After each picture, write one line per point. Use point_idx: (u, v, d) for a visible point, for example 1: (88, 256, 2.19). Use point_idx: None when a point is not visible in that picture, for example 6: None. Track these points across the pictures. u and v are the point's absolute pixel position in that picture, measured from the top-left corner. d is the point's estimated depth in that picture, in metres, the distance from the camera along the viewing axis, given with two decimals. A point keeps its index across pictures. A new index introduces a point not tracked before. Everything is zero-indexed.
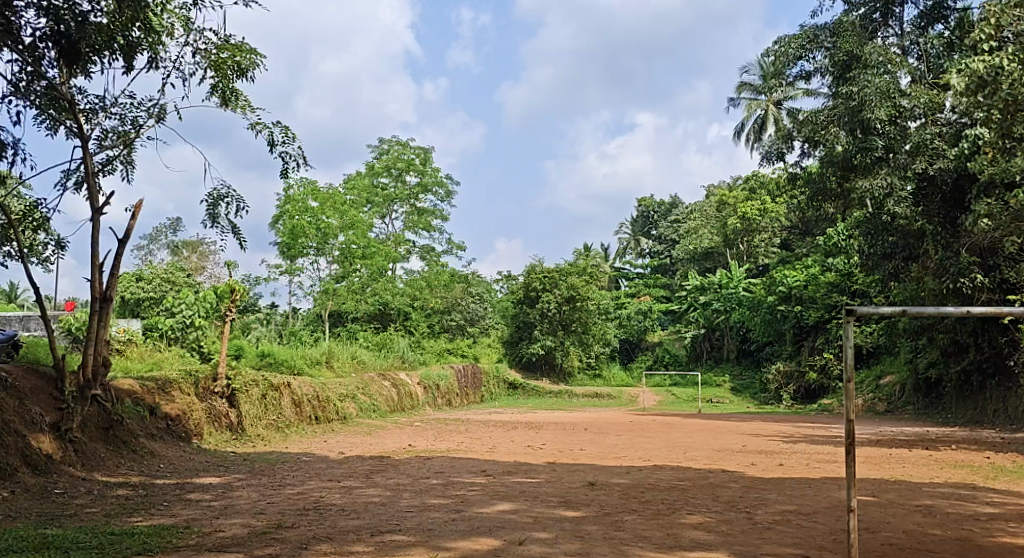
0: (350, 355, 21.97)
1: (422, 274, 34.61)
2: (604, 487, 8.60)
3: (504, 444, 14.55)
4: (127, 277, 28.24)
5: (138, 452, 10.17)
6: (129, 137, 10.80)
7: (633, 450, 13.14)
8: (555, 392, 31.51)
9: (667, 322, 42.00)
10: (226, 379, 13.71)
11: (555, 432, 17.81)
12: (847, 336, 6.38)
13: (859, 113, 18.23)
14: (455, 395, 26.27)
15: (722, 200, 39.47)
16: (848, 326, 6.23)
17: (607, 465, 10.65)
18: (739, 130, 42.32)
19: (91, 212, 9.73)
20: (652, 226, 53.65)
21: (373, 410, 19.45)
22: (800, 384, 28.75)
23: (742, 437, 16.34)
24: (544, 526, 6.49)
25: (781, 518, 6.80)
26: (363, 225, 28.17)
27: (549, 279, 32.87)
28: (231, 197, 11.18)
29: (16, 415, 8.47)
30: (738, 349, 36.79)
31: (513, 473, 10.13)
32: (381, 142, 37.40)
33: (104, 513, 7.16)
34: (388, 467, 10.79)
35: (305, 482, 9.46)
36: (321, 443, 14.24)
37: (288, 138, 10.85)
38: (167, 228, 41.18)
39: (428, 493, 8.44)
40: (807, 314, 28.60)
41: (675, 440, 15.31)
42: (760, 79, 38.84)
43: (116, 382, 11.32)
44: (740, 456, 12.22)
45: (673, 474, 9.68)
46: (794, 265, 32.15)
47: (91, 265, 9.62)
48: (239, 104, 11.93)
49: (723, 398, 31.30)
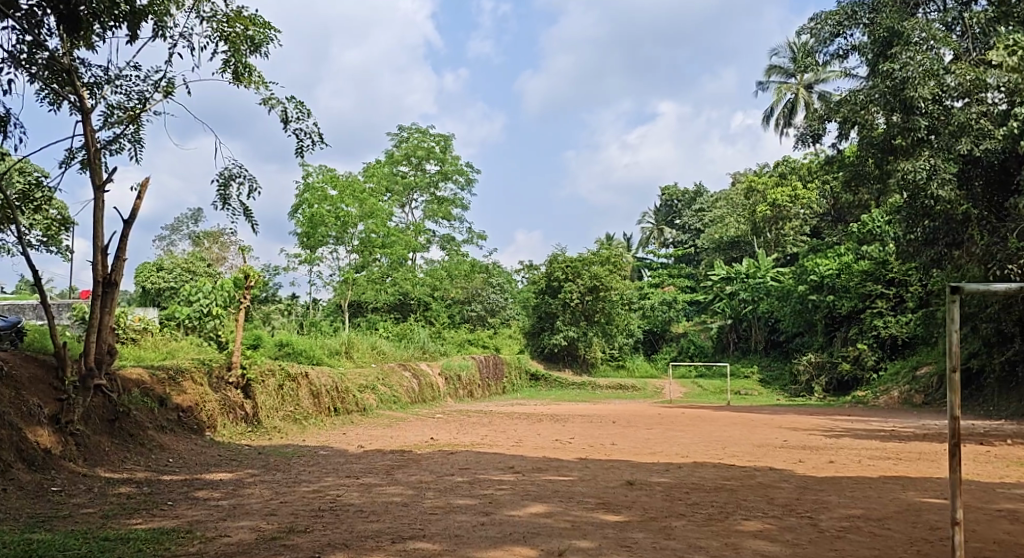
0: (370, 345, 21.37)
1: (442, 264, 34.08)
2: (646, 487, 7.90)
3: (531, 437, 13.88)
4: (147, 266, 27.99)
5: (147, 446, 9.62)
6: (136, 113, 10.23)
7: (668, 445, 12.39)
8: (578, 383, 30.80)
9: (692, 313, 41.18)
10: (241, 368, 13.11)
11: (582, 425, 17.12)
12: (951, 320, 5.68)
13: (900, 92, 17.36)
14: (477, 386, 25.70)
15: (749, 187, 38.57)
16: (954, 309, 5.63)
17: (644, 462, 9.93)
18: (768, 114, 41.44)
19: (94, 191, 9.19)
20: (676, 215, 52.72)
21: (393, 401, 18.84)
22: (832, 376, 27.83)
23: (780, 432, 15.52)
24: (585, 533, 5.82)
25: (852, 526, 6.11)
26: (383, 214, 27.42)
27: (572, 268, 32.14)
28: (243, 176, 10.55)
29: (12, 407, 7.92)
30: (766, 340, 35.93)
31: (543, 469, 9.44)
32: (401, 130, 36.85)
33: (100, 513, 6.60)
34: (410, 462, 10.14)
35: (321, 479, 8.82)
36: (340, 435, 13.62)
37: (302, 113, 10.29)
38: (188, 219, 40.89)
39: (453, 493, 7.77)
40: (839, 304, 27.72)
41: (711, 434, 14.55)
42: (790, 62, 37.84)
43: (124, 371, 10.76)
44: (784, 453, 11.45)
45: (717, 473, 8.96)
46: (826, 253, 31.15)
47: (93, 247, 9.07)
48: (252, 79, 11.28)
49: (751, 390, 30.48)
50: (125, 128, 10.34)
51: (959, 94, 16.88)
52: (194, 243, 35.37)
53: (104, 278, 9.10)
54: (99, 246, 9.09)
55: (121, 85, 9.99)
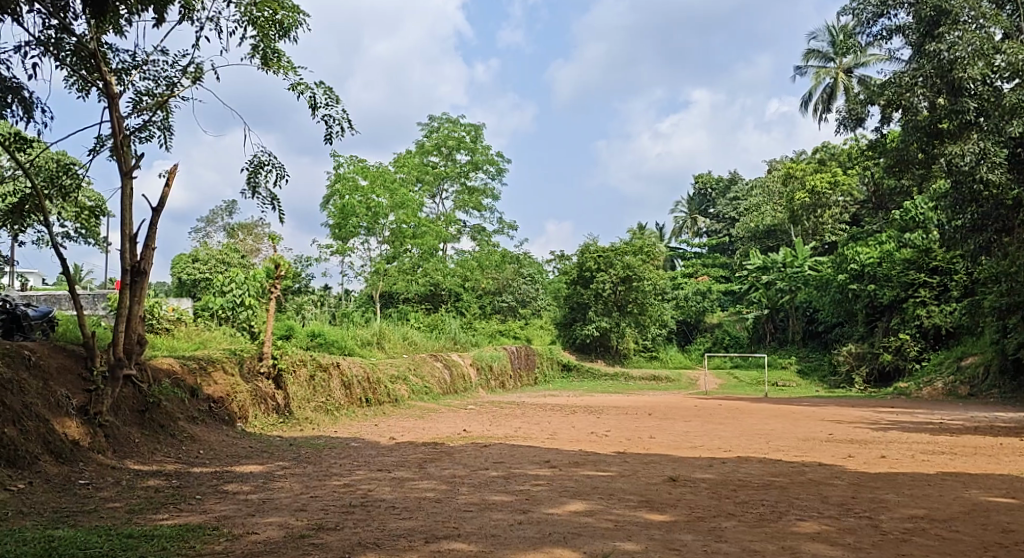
0: (401, 336, 21.21)
1: (473, 254, 33.81)
2: (690, 485, 7.56)
3: (565, 429, 13.57)
4: (182, 257, 28.18)
5: (178, 437, 9.45)
6: (164, 99, 10.06)
7: (708, 438, 12.01)
8: (611, 374, 30.42)
9: (727, 303, 40.57)
10: (272, 359, 12.94)
11: (617, 417, 16.75)
12: None
13: (948, 73, 16.84)
14: (509, 376, 25.47)
15: (787, 173, 37.85)
16: None
17: (685, 456, 9.60)
18: (807, 99, 40.62)
19: (122, 178, 9.00)
20: (710, 204, 51.97)
21: (425, 392, 18.62)
22: (873, 366, 27.09)
23: (824, 425, 15.03)
24: (631, 534, 5.51)
25: (917, 529, 5.74)
26: (414, 204, 27.19)
27: (604, 258, 31.72)
28: (272, 163, 10.34)
29: (39, 398, 7.78)
30: (804, 331, 35.27)
31: (580, 464, 9.12)
32: (431, 120, 36.65)
33: (127, 508, 6.42)
34: (443, 456, 9.88)
35: (353, 472, 8.58)
36: (371, 427, 13.40)
37: (331, 99, 10.05)
38: (222, 211, 41.09)
39: (488, 488, 7.49)
40: (881, 293, 27.01)
41: (752, 428, 14.12)
42: (830, 46, 37.00)
43: (154, 361, 10.61)
44: (830, 448, 11.03)
45: (763, 471, 8.60)
46: (867, 241, 30.38)
47: (121, 235, 8.89)
48: (280, 63, 11.03)
49: (789, 381, 29.86)
50: (154, 115, 10.18)
51: (1010, 74, 16.25)
52: (228, 235, 35.53)
53: (133, 265, 8.92)
54: (130, 232, 8.93)
55: (149, 71, 9.83)
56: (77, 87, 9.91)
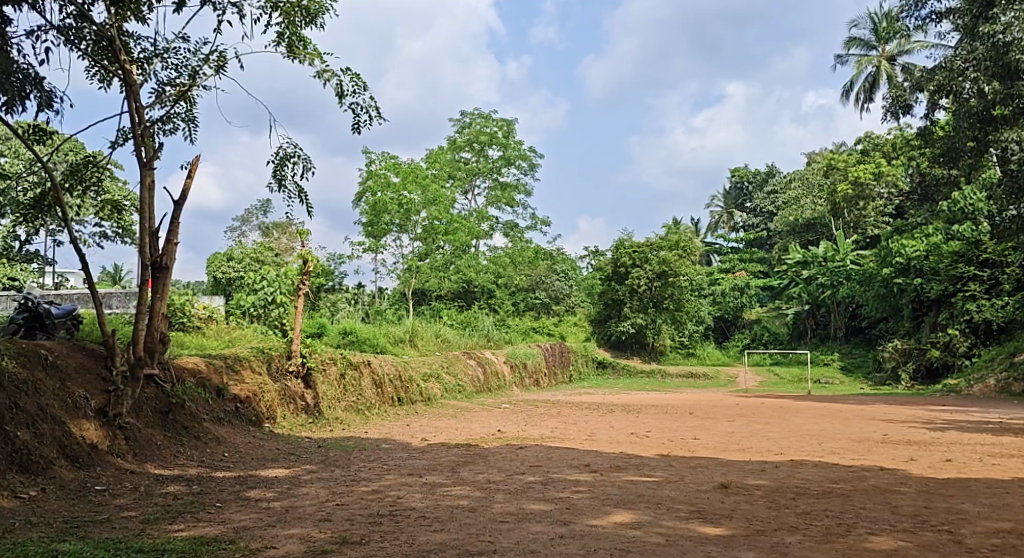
0: (434, 334, 20.78)
1: (506, 250, 33.29)
2: (743, 493, 7.00)
3: (603, 430, 13.03)
4: (217, 256, 28.15)
5: (202, 439, 9.09)
6: (187, 89, 9.72)
7: (755, 440, 11.40)
8: (648, 372, 29.78)
9: (765, 299, 39.69)
10: (301, 357, 12.54)
11: (657, 415, 16.17)
12: None
13: (1005, 56, 16.04)
14: (543, 374, 24.99)
15: (829, 164, 36.85)
16: None
17: (734, 461, 9.03)
18: (848, 89, 39.59)
19: (141, 170, 8.64)
20: (747, 198, 50.96)
21: (458, 391, 18.17)
22: (920, 362, 26.12)
23: (875, 425, 14.32)
24: (685, 550, 4.99)
25: (1007, 546, 5.14)
26: (445, 200, 26.87)
27: (638, 253, 31.13)
28: (298, 155, 9.93)
29: (55, 399, 7.43)
30: (847, 326, 34.28)
31: (622, 468, 8.58)
32: (463, 116, 36.25)
33: (140, 518, 6.05)
34: (477, 458, 9.41)
35: (382, 477, 8.13)
36: (403, 427, 12.97)
37: (358, 86, 9.58)
38: (257, 210, 41.10)
39: (525, 496, 6.99)
40: (928, 287, 26.08)
41: (800, 428, 13.46)
42: (873, 33, 35.93)
43: (179, 360, 10.21)
44: (889, 451, 10.35)
45: (821, 477, 7.99)
46: (912, 234, 29.36)
47: (142, 229, 8.55)
48: (306, 52, 10.55)
49: (833, 379, 28.96)
50: (176, 106, 9.84)
51: None
52: (262, 234, 35.50)
53: (152, 260, 8.62)
54: (151, 226, 8.59)
55: (171, 59, 9.50)
56: (98, 77, 9.59)
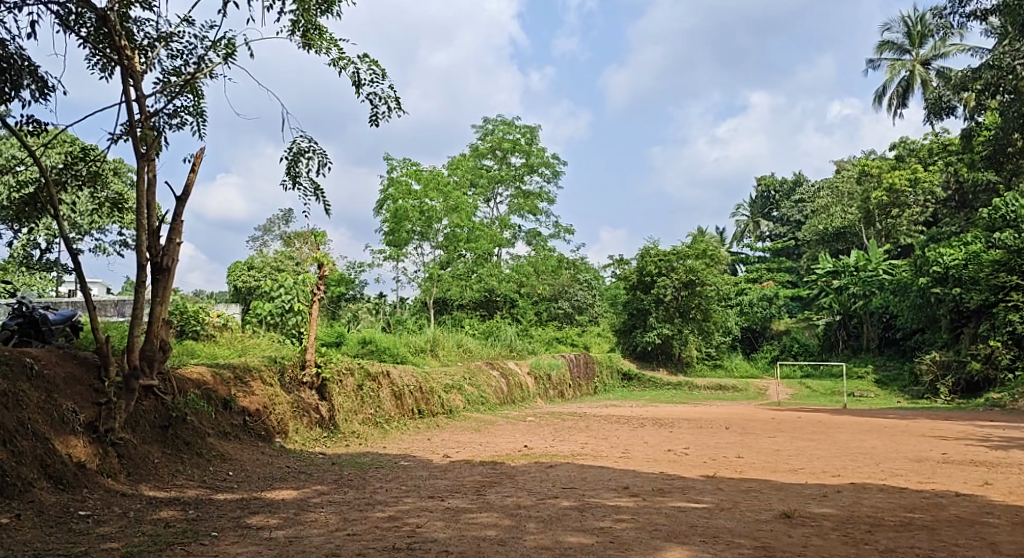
0: (455, 343, 20.02)
1: (529, 259, 32.36)
2: (811, 525, 6.13)
3: (637, 447, 12.15)
4: (237, 265, 27.69)
5: (205, 456, 8.37)
6: (194, 79, 9.00)
7: (805, 459, 10.50)
8: (674, 383, 28.82)
9: (795, 309, 38.62)
10: (316, 367, 11.79)
11: (693, 430, 15.29)
12: None
13: None
14: (568, 386, 24.18)
15: (862, 171, 35.76)
16: None
17: (789, 484, 8.15)
18: (880, 94, 38.55)
19: (138, 162, 7.93)
20: (774, 207, 49.86)
21: (480, 402, 17.37)
22: (960, 376, 24.87)
23: (929, 442, 13.34)
24: None
25: None
26: (467, 208, 26.19)
27: (664, 262, 30.19)
28: (314, 150, 9.17)
29: (39, 414, 6.70)
30: (880, 338, 33.01)
31: (667, 491, 7.73)
32: (486, 123, 35.55)
33: (123, 551, 5.33)
34: (505, 478, 8.59)
35: (400, 500, 7.33)
36: (424, 441, 12.19)
37: (377, 75, 8.80)
38: (279, 219, 40.60)
39: (560, 526, 6.15)
40: (968, 298, 24.92)
41: (849, 445, 12.53)
42: (907, 36, 34.86)
43: (183, 371, 9.44)
44: (957, 473, 9.39)
45: (893, 505, 7.07)
46: (950, 242, 28.25)
47: (139, 226, 7.84)
48: (325, 40, 9.55)
49: (867, 392, 27.88)
50: (182, 98, 9.12)
51: None
52: (284, 243, 35.01)
53: (152, 260, 7.95)
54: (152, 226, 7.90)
55: (176, 45, 8.79)
56: (99, 68, 8.89)
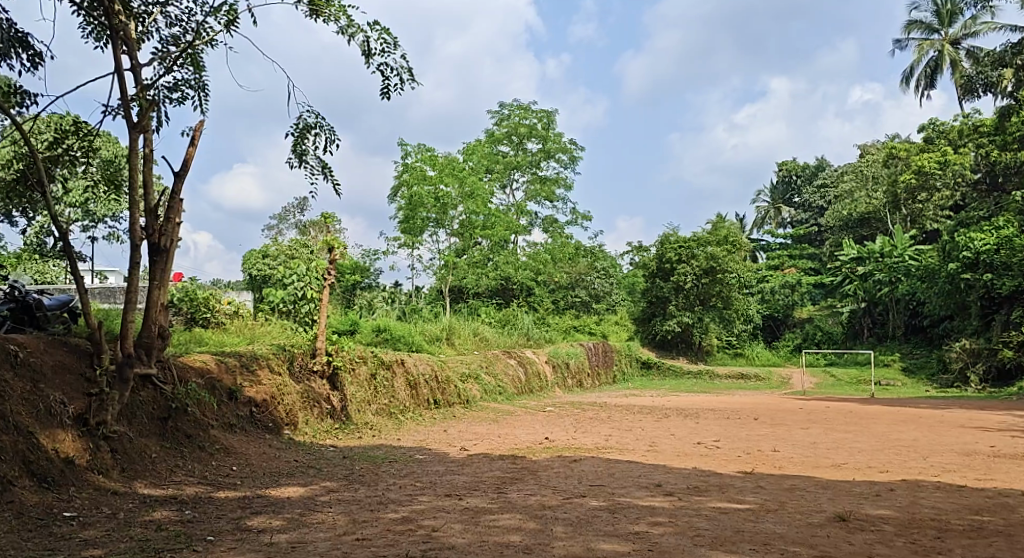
0: (472, 332, 19.44)
1: (546, 246, 31.78)
2: (871, 530, 5.49)
3: (664, 439, 11.52)
4: (253, 254, 27.27)
5: (207, 450, 7.84)
6: (194, 47, 8.41)
7: (846, 453, 9.84)
8: (695, 372, 28.14)
9: (818, 297, 37.72)
10: (326, 355, 11.23)
11: (720, 421, 14.64)
12: None
13: None
14: (586, 374, 23.56)
15: (890, 153, 34.72)
16: None
17: (835, 482, 7.50)
18: (907, 76, 37.48)
19: (134, 134, 7.37)
20: (795, 192, 48.88)
21: (498, 392, 16.79)
22: (991, 363, 23.99)
23: (971, 434, 12.64)
24: None
25: None
26: (484, 194, 25.48)
27: (684, 249, 29.40)
28: (321, 126, 8.56)
29: (23, 405, 6.19)
30: (906, 325, 32.17)
31: (704, 489, 7.11)
32: (502, 108, 34.81)
33: None
34: (528, 474, 8.00)
35: (414, 498, 6.76)
36: (439, 433, 11.65)
37: (389, 45, 8.17)
38: (294, 207, 40.12)
39: (591, 530, 5.55)
40: (999, 284, 24.01)
41: (888, 437, 11.86)
42: (937, 15, 33.72)
43: (185, 359, 8.91)
44: (1015, 469, 8.70)
45: (955, 506, 6.40)
46: (979, 226, 27.31)
47: (132, 203, 7.27)
48: (331, 6, 8.84)
49: (893, 380, 27.11)
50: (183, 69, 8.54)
51: None
52: (299, 231, 34.58)
53: (147, 240, 7.38)
54: (149, 204, 7.32)
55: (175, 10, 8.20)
56: (94, 37, 8.34)
